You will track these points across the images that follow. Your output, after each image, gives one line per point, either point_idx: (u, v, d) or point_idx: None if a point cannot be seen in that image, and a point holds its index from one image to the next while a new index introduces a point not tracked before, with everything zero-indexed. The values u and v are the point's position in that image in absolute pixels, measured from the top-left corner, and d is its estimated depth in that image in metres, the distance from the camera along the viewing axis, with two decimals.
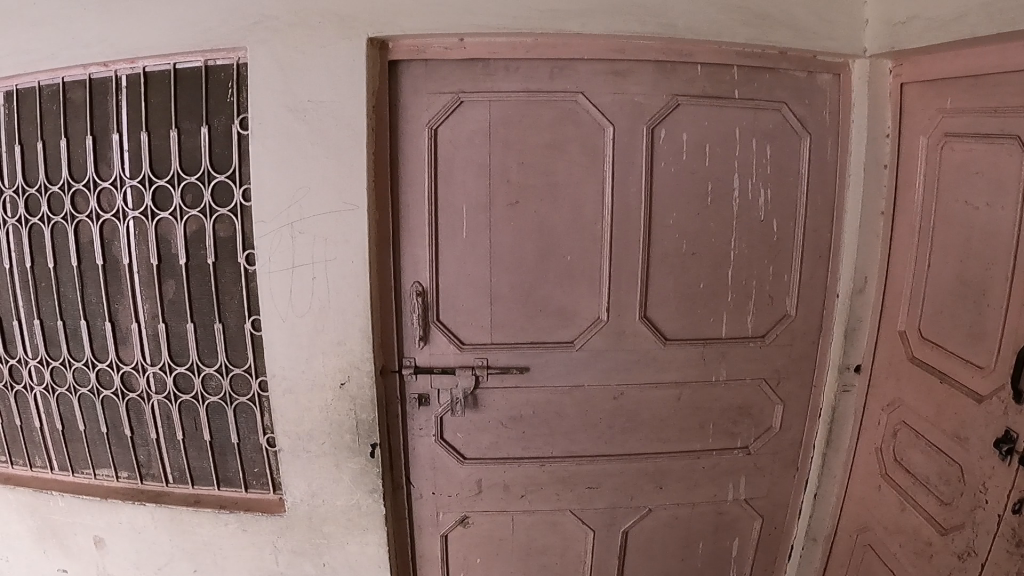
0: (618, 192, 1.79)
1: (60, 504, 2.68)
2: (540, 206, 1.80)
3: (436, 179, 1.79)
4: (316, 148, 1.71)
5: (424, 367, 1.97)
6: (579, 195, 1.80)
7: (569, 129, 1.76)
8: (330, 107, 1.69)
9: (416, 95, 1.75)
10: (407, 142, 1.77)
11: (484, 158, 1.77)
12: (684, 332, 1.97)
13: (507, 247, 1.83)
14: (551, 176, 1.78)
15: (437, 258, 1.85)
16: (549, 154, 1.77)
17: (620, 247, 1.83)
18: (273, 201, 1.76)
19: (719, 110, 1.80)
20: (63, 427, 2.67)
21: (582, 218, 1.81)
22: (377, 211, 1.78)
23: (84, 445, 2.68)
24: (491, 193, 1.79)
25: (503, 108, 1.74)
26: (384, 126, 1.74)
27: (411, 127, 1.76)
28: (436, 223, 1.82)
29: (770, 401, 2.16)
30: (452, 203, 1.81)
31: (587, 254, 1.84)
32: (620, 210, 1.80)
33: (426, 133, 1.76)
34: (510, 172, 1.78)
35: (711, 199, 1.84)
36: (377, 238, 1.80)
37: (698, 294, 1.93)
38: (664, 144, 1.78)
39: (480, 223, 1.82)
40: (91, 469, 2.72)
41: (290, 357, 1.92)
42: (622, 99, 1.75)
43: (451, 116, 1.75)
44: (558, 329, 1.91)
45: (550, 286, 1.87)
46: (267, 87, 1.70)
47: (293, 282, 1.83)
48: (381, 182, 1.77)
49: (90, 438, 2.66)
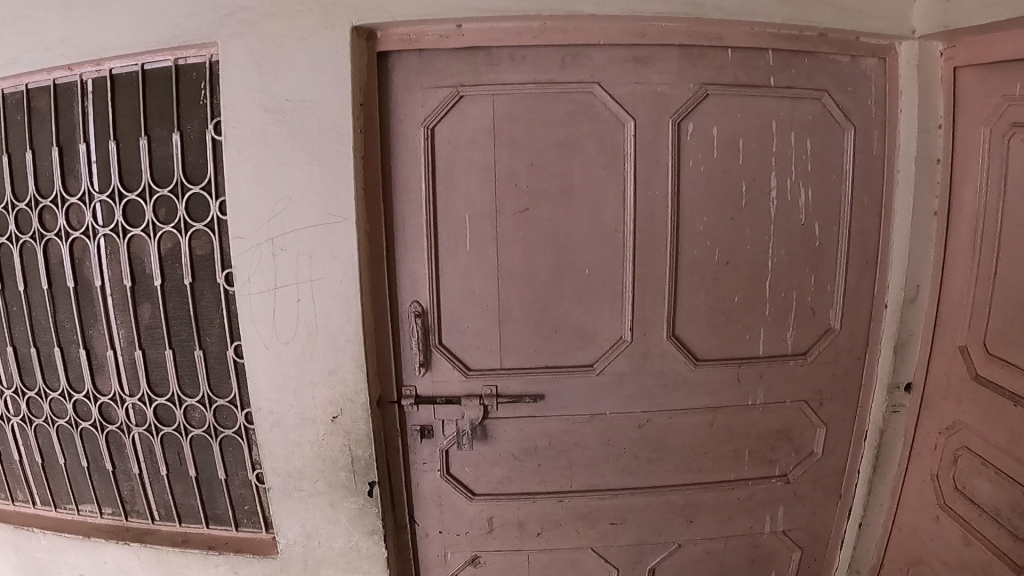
0: (642, 195, 1.57)
1: (41, 543, 2.48)
2: (554, 213, 1.58)
3: (434, 186, 1.57)
4: (297, 154, 1.50)
5: (426, 397, 1.76)
6: (597, 200, 1.58)
7: (584, 125, 1.54)
8: (311, 106, 1.48)
9: (410, 92, 1.54)
10: (400, 144, 1.55)
11: (487, 160, 1.55)
12: (717, 351, 1.76)
13: (517, 261, 1.61)
14: (566, 179, 1.56)
15: (437, 275, 1.63)
16: (562, 154, 1.55)
17: (646, 257, 1.61)
18: (251, 214, 1.56)
19: (755, 100, 1.58)
20: (43, 461, 2.47)
21: (601, 226, 1.59)
22: (368, 224, 1.56)
23: (65, 480, 2.48)
24: (498, 200, 1.57)
25: (509, 102, 1.53)
26: (374, 126, 1.53)
27: (404, 128, 1.55)
28: (436, 236, 1.60)
29: (812, 424, 1.95)
30: (452, 212, 1.59)
31: (608, 267, 1.62)
32: (644, 216, 1.58)
33: (421, 133, 1.54)
34: (519, 175, 1.56)
35: (746, 201, 1.63)
36: (369, 254, 1.58)
37: (732, 308, 1.72)
38: (693, 139, 1.56)
39: (484, 234, 1.60)
40: (74, 505, 2.51)
41: (276, 388, 1.71)
42: (644, 89, 1.52)
43: (450, 112, 1.53)
44: (576, 352, 1.69)
45: (566, 304, 1.65)
46: (242, 86, 1.51)
47: (277, 305, 1.62)
48: (372, 190, 1.55)
49: (71, 473, 2.46)
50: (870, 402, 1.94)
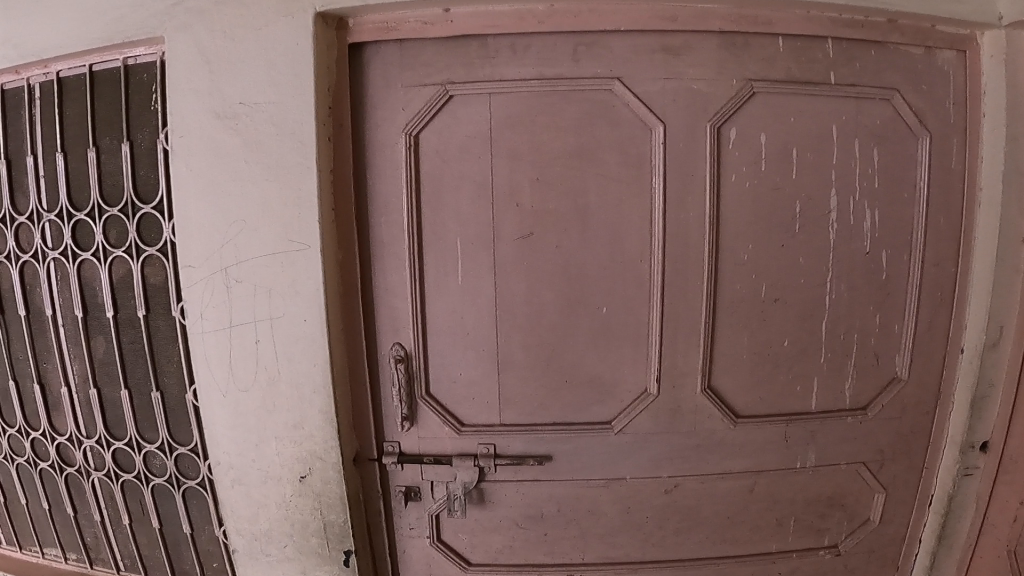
0: (673, 217, 1.24)
1: None
2: (565, 240, 1.26)
3: (417, 205, 1.27)
4: (253, 168, 1.23)
5: (412, 455, 1.46)
6: (620, 223, 1.25)
7: (602, 131, 1.22)
8: (270, 112, 1.21)
9: (388, 92, 1.25)
10: (379, 156, 1.27)
11: (479, 175, 1.24)
12: (760, 406, 1.48)
13: (519, 299, 1.30)
14: (581, 197, 1.24)
15: (421, 312, 1.33)
16: (576, 167, 1.23)
17: (679, 294, 1.29)
18: (202, 239, 1.29)
19: (811, 100, 1.29)
20: (5, 500, 2.21)
21: (625, 256, 1.26)
22: (338, 252, 1.27)
23: (27, 522, 2.21)
24: (495, 223, 1.26)
25: (509, 102, 1.21)
26: (347, 134, 1.24)
27: (381, 136, 1.26)
28: (420, 265, 1.30)
29: (869, 489, 1.65)
30: (437, 237, 1.28)
31: (632, 305, 1.30)
32: (677, 245, 1.26)
33: (402, 142, 1.25)
34: (521, 191, 1.24)
35: (801, 223, 1.34)
36: (341, 287, 1.29)
37: (781, 353, 1.44)
38: (735, 149, 1.26)
39: (478, 264, 1.28)
40: (38, 548, 2.25)
41: (237, 441, 1.43)
42: (677, 86, 1.20)
43: (436, 116, 1.24)
44: (591, 406, 1.39)
45: (580, 350, 1.33)
46: (191, 88, 1.25)
47: (232, 346, 1.34)
48: (345, 211, 1.26)
49: (34, 516, 2.19)
50: (938, 461, 1.63)
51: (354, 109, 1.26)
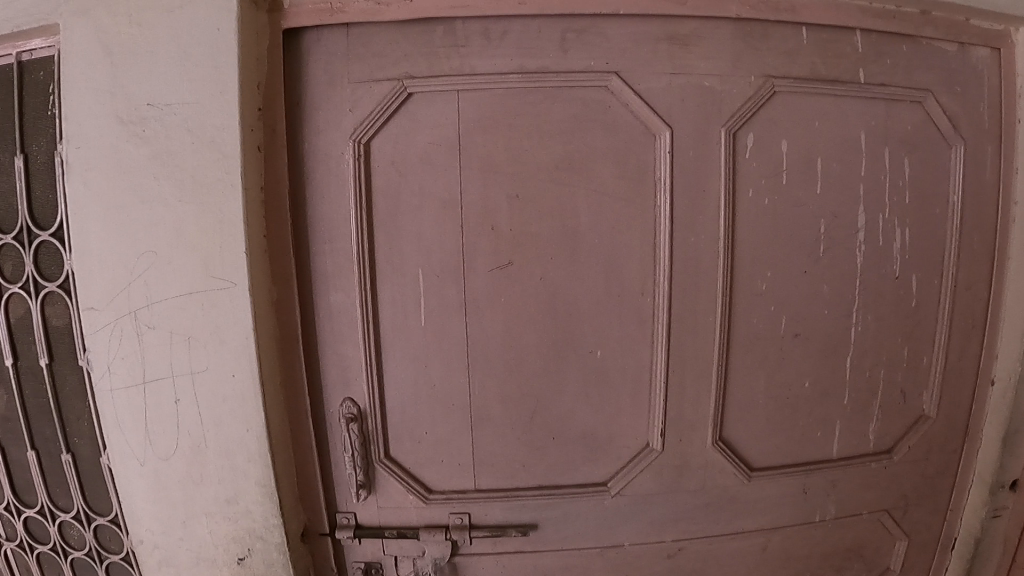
0: (681, 241, 1.02)
1: None
2: (554, 270, 1.02)
3: (369, 231, 1.01)
4: (164, 183, 0.97)
5: (371, 528, 1.20)
6: (617, 248, 1.02)
7: (596, 137, 0.99)
8: (183, 115, 0.95)
9: (332, 90, 0.98)
10: (322, 170, 1.00)
11: (444, 192, 0.99)
12: (777, 455, 1.27)
13: (496, 344, 1.05)
14: (572, 219, 1.00)
15: (377, 364, 1.07)
16: (563, 181, 0.99)
17: (690, 333, 1.07)
18: (105, 274, 1.03)
19: (835, 103, 1.12)
20: None
21: (622, 288, 1.04)
22: (270, 292, 1.01)
23: None
24: (464, 252, 1.01)
25: (484, 103, 0.97)
26: (281, 145, 0.98)
27: (322, 145, 0.99)
28: (372, 305, 1.04)
29: (890, 537, 1.45)
30: (391, 269, 1.02)
31: (634, 347, 1.07)
32: (685, 273, 1.04)
33: (347, 152, 0.98)
34: (497, 210, 0.99)
35: (825, 244, 1.16)
36: (277, 335, 1.04)
37: (801, 394, 1.24)
38: (751, 158, 1.08)
39: (445, 303, 1.03)
40: None
41: (161, 518, 1.15)
42: (686, 83, 1.00)
43: (391, 120, 0.98)
44: (582, 466, 1.15)
45: (573, 402, 1.09)
46: (86, 84, 0.98)
47: (149, 405, 1.08)
48: (280, 240, 1.01)
49: None
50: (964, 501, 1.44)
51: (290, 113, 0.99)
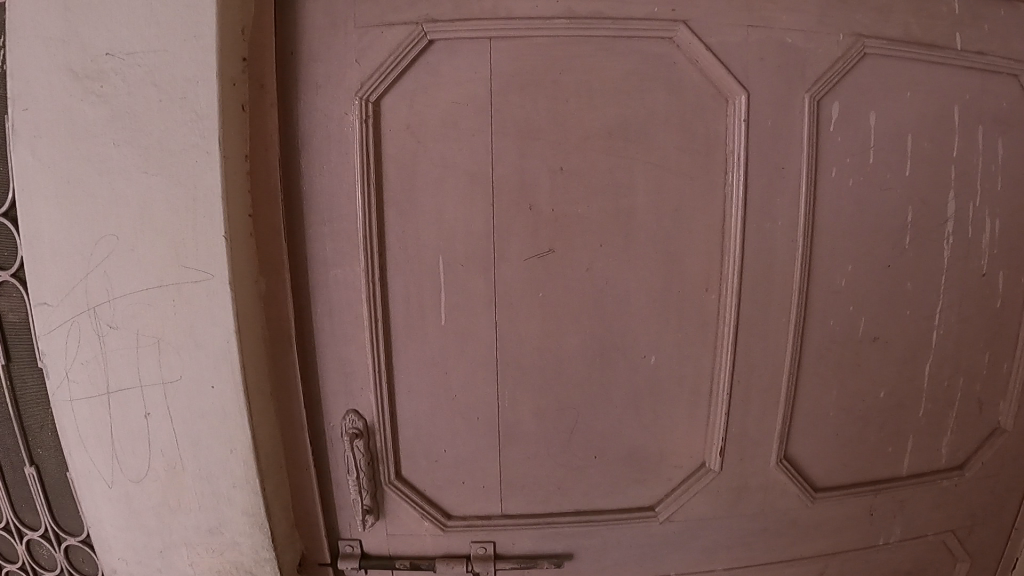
0: (755, 226, 0.84)
1: None
2: (603, 261, 0.83)
3: (378, 211, 0.80)
4: (127, 152, 0.79)
5: (382, 557, 1.02)
6: (678, 235, 0.84)
7: (657, 98, 0.80)
8: (147, 67, 0.76)
9: (331, 39, 0.78)
10: (317, 136, 0.81)
11: (472, 162, 0.79)
12: (842, 473, 1.11)
13: (532, 350, 0.86)
14: (626, 198, 0.82)
15: (387, 375, 0.87)
16: (616, 151, 0.80)
17: (760, 338, 0.89)
18: (59, 263, 0.84)
19: (930, 70, 0.94)
20: None
21: (683, 282, 0.86)
22: (257, 287, 0.83)
23: None
24: (495, 236, 0.81)
25: (521, 55, 0.77)
26: (272, 107, 0.80)
27: (319, 105, 0.80)
28: (382, 303, 0.83)
29: (950, 561, 1.26)
30: (405, 259, 0.82)
31: (694, 352, 0.89)
32: (760, 264, 0.86)
33: (350, 114, 0.79)
34: (537, 184, 0.80)
35: (912, 234, 0.98)
36: (266, 338, 0.86)
37: (874, 406, 1.07)
38: (836, 133, 0.92)
39: (471, 300, 0.84)
40: None
41: (134, 548, 0.98)
42: (769, 36, 0.81)
43: (405, 75, 0.78)
44: (625, 491, 0.97)
45: (620, 417, 0.91)
46: (27, 28, 0.79)
47: (116, 418, 0.91)
48: (269, 222, 0.82)
49: None
50: None
51: (281, 68, 0.81)
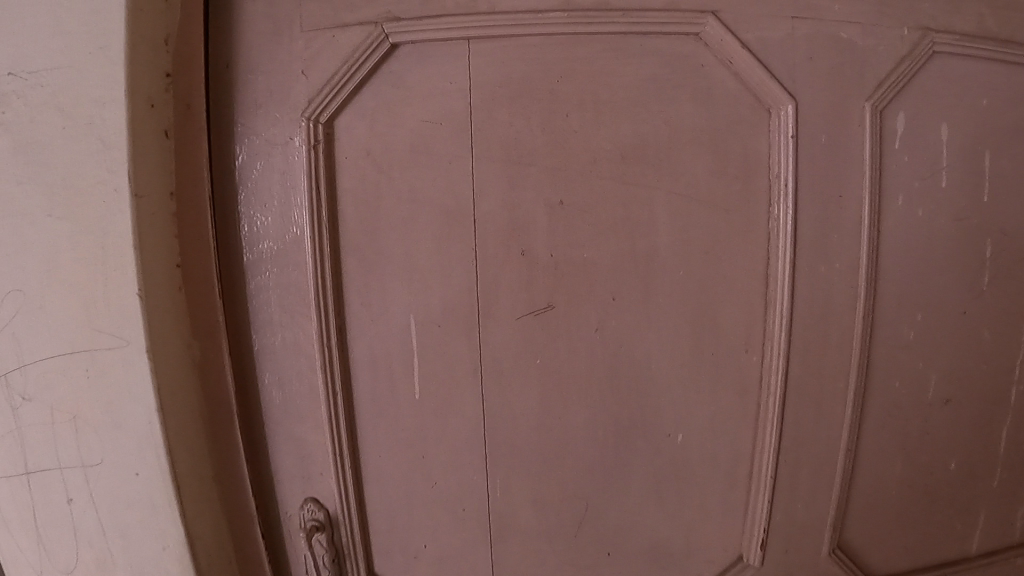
0: (805, 268, 0.67)
1: None
2: (616, 320, 0.64)
3: (334, 262, 0.63)
4: (27, 189, 0.62)
5: None
6: (712, 280, 0.65)
7: (683, 111, 0.62)
8: (47, 85, 0.61)
9: (270, 46, 0.63)
10: (257, 167, 0.64)
11: (446, 195, 0.62)
12: (907, 560, 0.90)
13: (529, 432, 0.67)
14: (649, 238, 0.63)
15: (353, 463, 0.70)
16: (630, 177, 0.62)
17: (812, 407, 0.71)
18: None
19: (1012, 74, 0.76)
20: None
21: (717, 343, 0.66)
22: (188, 354, 0.66)
23: None
24: (479, 289, 0.63)
25: (507, 60, 0.61)
26: (203, 132, 0.64)
27: (256, 128, 0.63)
28: (343, 374, 0.66)
29: None
30: (368, 320, 0.65)
31: (732, 427, 0.69)
32: (812, 316, 0.68)
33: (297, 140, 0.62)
34: (528, 221, 0.62)
35: (991, 273, 0.80)
36: (202, 417, 0.68)
37: (942, 480, 0.87)
38: (902, 149, 0.74)
39: (450, 368, 0.65)
40: None
41: None
42: (819, 31, 0.64)
43: (361, 88, 0.61)
44: None
45: (639, 509, 0.71)
46: None
47: (24, 520, 0.71)
48: (200, 273, 0.65)
49: None
50: None
51: (212, 83, 0.65)
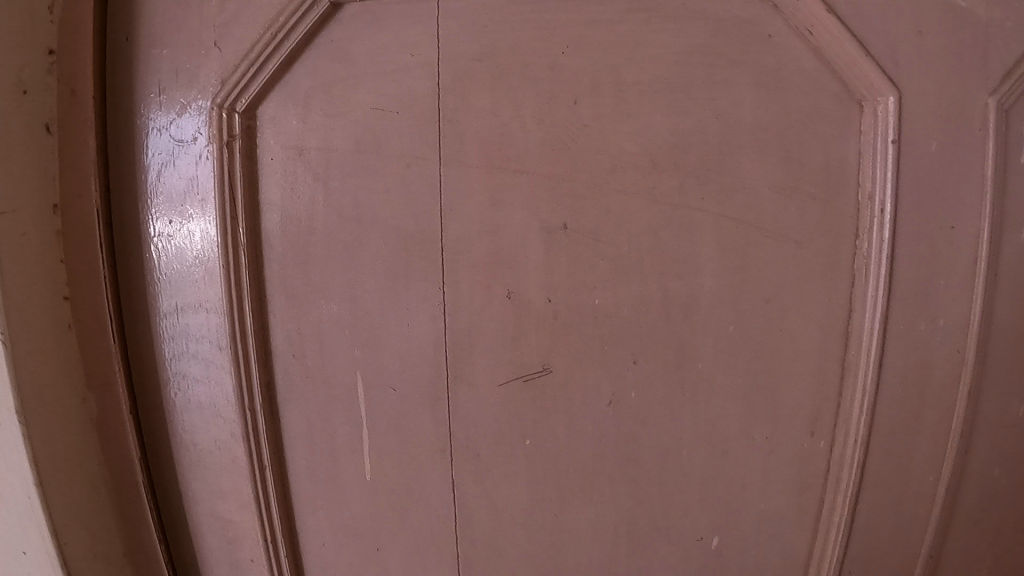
0: (897, 327, 0.47)
1: None
2: (637, 391, 0.47)
3: (257, 297, 0.48)
4: None
5: None
6: (770, 337, 0.47)
7: (741, 100, 0.45)
8: None
9: (176, 9, 0.47)
10: (156, 171, 0.48)
11: (404, 215, 0.46)
12: None
13: (514, 530, 0.50)
14: (687, 278, 0.45)
15: (291, 564, 0.52)
16: (656, 193, 0.45)
17: (900, 511, 0.52)
18: None
19: None
20: None
21: (775, 423, 0.48)
22: (80, 417, 0.49)
23: None
24: (448, 341, 0.47)
25: (492, 27, 0.44)
26: (90, 125, 0.48)
27: (156, 120, 0.48)
28: (273, 447, 0.50)
29: None
30: (301, 376, 0.49)
31: (790, 534, 0.51)
32: (903, 390, 0.49)
33: (204, 137, 0.46)
34: (513, 252, 0.45)
35: None
36: (107, 498, 0.51)
37: None
38: None
39: (409, 443, 0.49)
40: None
41: None
42: None
43: (291, 65, 0.45)
44: None
45: None
46: None
47: None
48: (90, 312, 0.49)
49: None
50: None
51: (106, 61, 0.48)
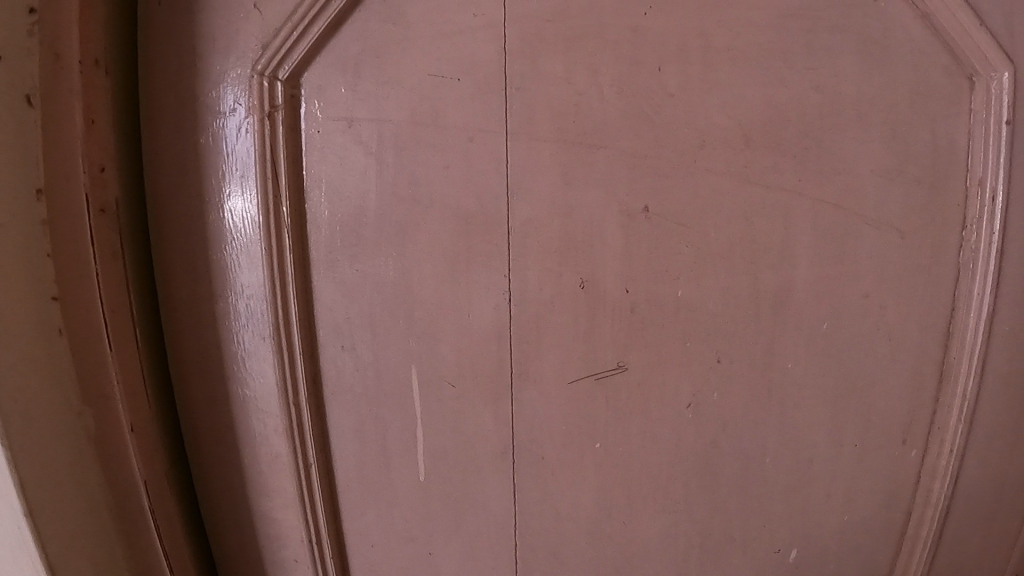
0: (1005, 331, 0.42)
1: None
2: (719, 392, 0.43)
3: (301, 282, 0.44)
4: None
5: None
6: (865, 336, 0.42)
7: (842, 71, 0.39)
8: None
9: None
10: (187, 146, 0.44)
11: (466, 196, 0.42)
12: None
13: (573, 535, 0.46)
14: (779, 268, 0.41)
15: (338, 569, 0.49)
16: (745, 174, 0.40)
17: (996, 531, 0.47)
18: None
19: None
20: None
21: (867, 429, 0.44)
22: (72, 446, 0.40)
23: None
24: (512, 334, 0.43)
25: None
26: (76, 94, 0.39)
27: (186, 88, 0.43)
28: (320, 443, 0.46)
29: None
30: (349, 369, 0.45)
31: (875, 549, 0.46)
32: (1008, 400, 0.43)
33: (242, 108, 0.42)
34: (587, 238, 0.41)
35: None
36: (113, 531, 0.42)
37: None
38: None
39: (464, 442, 0.45)
40: None
41: None
42: None
43: (338, 29, 0.41)
44: None
45: None
46: None
47: None
48: (83, 320, 0.40)
49: None
50: None
51: (134, 21, 0.43)
